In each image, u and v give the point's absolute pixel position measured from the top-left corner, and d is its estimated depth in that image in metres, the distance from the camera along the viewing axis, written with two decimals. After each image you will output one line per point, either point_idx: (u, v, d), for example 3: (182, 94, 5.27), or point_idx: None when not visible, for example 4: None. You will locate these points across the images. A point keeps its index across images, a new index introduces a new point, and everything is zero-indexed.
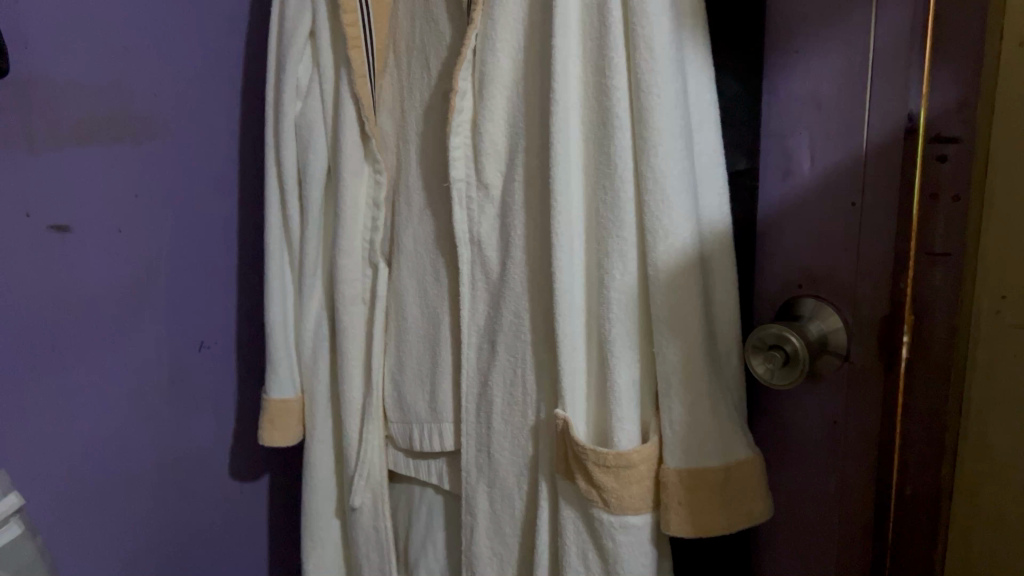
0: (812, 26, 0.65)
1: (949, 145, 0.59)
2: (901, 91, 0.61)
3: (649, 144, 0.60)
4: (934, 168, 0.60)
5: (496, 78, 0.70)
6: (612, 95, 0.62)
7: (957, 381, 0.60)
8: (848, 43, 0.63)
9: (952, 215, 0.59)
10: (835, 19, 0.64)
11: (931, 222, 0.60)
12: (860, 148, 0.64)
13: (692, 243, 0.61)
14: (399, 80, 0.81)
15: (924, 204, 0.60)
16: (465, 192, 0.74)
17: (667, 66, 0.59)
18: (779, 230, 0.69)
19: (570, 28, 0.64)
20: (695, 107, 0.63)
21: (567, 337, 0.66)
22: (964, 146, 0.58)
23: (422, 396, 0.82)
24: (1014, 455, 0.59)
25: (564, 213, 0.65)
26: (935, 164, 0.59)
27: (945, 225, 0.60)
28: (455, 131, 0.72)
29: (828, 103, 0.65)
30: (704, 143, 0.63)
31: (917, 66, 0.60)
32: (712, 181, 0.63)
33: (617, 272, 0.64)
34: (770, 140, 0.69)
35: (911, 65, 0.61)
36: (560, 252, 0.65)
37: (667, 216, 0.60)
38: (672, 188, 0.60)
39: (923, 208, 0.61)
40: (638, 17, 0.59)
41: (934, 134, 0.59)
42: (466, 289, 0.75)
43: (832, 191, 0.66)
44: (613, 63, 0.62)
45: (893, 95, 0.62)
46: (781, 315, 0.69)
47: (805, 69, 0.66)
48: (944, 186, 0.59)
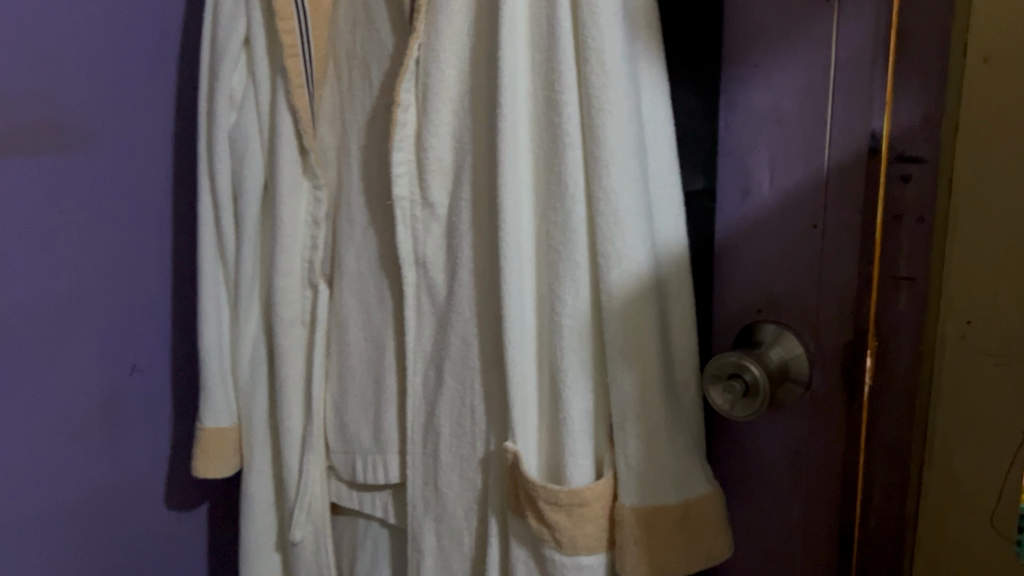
0: (771, 36, 0.61)
1: (913, 165, 0.57)
2: (864, 106, 0.58)
3: (600, 162, 0.57)
4: (898, 189, 0.58)
5: (440, 90, 0.66)
6: (562, 110, 0.59)
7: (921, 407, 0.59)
8: (809, 57, 0.60)
9: (916, 237, 0.57)
10: (794, 31, 0.60)
11: (894, 244, 0.59)
12: (822, 167, 0.60)
13: (647, 268, 0.58)
14: (339, 91, 0.77)
15: (887, 226, 0.59)
16: (409, 210, 0.69)
17: (619, 79, 0.56)
18: (737, 253, 0.65)
19: (517, 40, 0.60)
20: (650, 123, 0.59)
21: (516, 366, 0.62)
22: (929, 167, 0.56)
23: (366, 425, 0.77)
24: (979, 486, 0.56)
25: (513, 234, 0.61)
26: (899, 184, 0.58)
27: (909, 247, 0.58)
28: (398, 145, 0.68)
29: (787, 119, 0.61)
30: (659, 161, 0.60)
31: (882, 82, 0.57)
32: (669, 200, 0.60)
33: (569, 297, 0.60)
34: (729, 157, 0.64)
35: (874, 79, 0.57)
36: (509, 276, 0.62)
37: (621, 237, 0.57)
38: (627, 208, 0.57)
39: (886, 230, 0.59)
40: (588, 30, 0.56)
41: (897, 154, 0.57)
42: (411, 313, 0.71)
43: (793, 211, 0.62)
44: (563, 78, 0.58)
45: (856, 110, 0.58)
46: (740, 342, 0.65)
47: (763, 83, 0.62)
48: (908, 207, 0.57)
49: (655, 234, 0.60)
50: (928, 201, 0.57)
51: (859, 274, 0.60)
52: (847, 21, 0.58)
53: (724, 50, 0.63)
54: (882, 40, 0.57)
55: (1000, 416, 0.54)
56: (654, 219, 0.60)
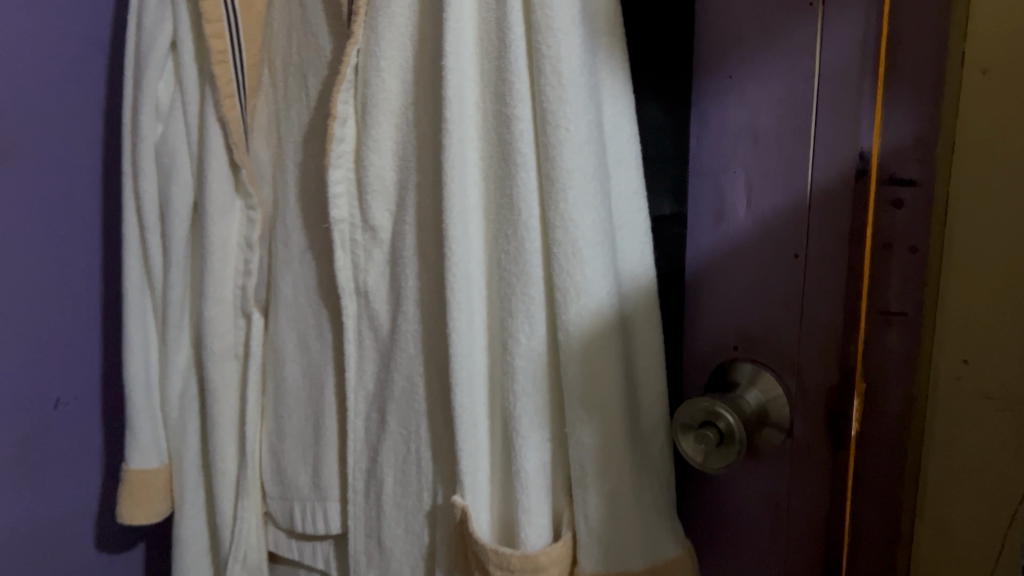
0: (747, 46, 0.54)
1: (905, 189, 0.51)
2: (851, 125, 0.51)
3: (558, 185, 0.50)
4: (888, 216, 0.52)
5: (381, 101, 0.59)
6: (515, 126, 0.52)
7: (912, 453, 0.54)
8: (790, 68, 0.53)
9: (908, 270, 0.52)
10: (774, 38, 0.53)
11: (884, 277, 0.53)
12: (804, 191, 0.53)
13: (609, 302, 0.52)
14: (275, 100, 0.70)
15: (875, 256, 0.53)
16: (348, 234, 0.62)
17: (580, 92, 0.50)
18: (710, 285, 0.58)
19: (465, 48, 0.54)
20: (612, 141, 0.53)
21: (465, 412, 0.55)
22: (922, 190, 0.50)
23: (304, 469, 0.70)
24: (976, 536, 0.52)
25: (462, 263, 0.55)
26: (889, 211, 0.51)
27: (900, 281, 0.52)
28: (336, 163, 0.61)
29: (765, 138, 0.54)
30: (623, 184, 0.53)
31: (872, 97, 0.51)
32: (633, 227, 0.54)
33: (523, 336, 0.53)
34: (701, 178, 0.57)
35: (862, 94, 0.51)
36: (457, 311, 0.55)
37: (581, 270, 0.51)
38: (589, 237, 0.51)
39: (875, 260, 0.53)
40: (542, 35, 0.50)
41: (888, 176, 0.51)
42: (351, 348, 0.63)
43: (771, 239, 0.55)
44: (516, 90, 0.52)
45: (842, 129, 0.52)
46: (713, 383, 0.58)
47: (739, 96, 0.55)
48: (900, 236, 0.52)
49: (619, 265, 0.54)
50: (922, 229, 0.51)
51: (846, 311, 0.54)
52: (833, 29, 0.51)
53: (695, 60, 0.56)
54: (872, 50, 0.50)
55: (996, 461, 0.51)
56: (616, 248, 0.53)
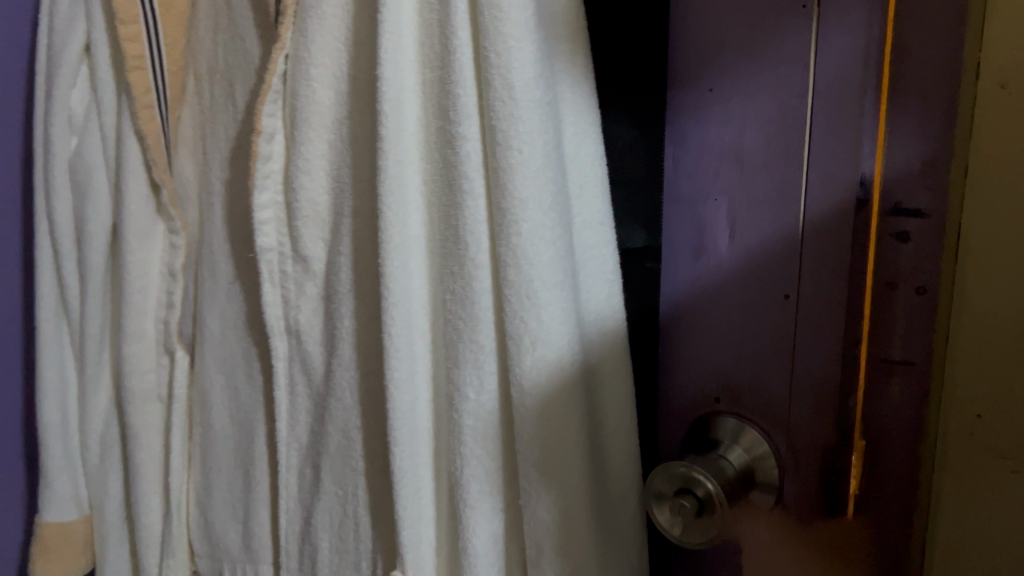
0: (731, 53, 0.46)
1: (912, 220, 0.43)
2: (851, 147, 0.44)
3: (509, 215, 0.43)
4: (891, 250, 0.44)
5: (311, 115, 0.51)
6: (460, 147, 0.45)
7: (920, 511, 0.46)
8: (779, 79, 0.45)
9: (914, 313, 0.44)
10: (761, 45, 0.45)
11: (886, 322, 0.45)
12: (796, 223, 0.46)
13: (572, 351, 0.44)
14: (201, 112, 0.62)
15: (875, 297, 0.45)
16: (277, 265, 0.54)
17: (535, 107, 0.42)
18: (687, 329, 0.50)
19: (405, 55, 0.46)
20: (573, 165, 0.46)
21: (406, 476, 0.48)
22: (931, 222, 0.43)
23: (235, 525, 0.63)
24: None
25: (401, 303, 0.47)
26: (892, 245, 0.44)
27: (905, 325, 0.44)
28: (261, 184, 0.53)
29: (751, 160, 0.47)
30: (587, 215, 0.46)
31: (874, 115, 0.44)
32: (598, 265, 0.46)
33: (471, 391, 0.46)
34: (678, 205, 0.49)
35: (864, 112, 0.43)
36: (395, 360, 0.47)
37: (537, 316, 0.43)
38: (547, 276, 0.43)
39: (876, 302, 0.45)
40: (491, 41, 0.42)
41: (892, 205, 0.44)
42: (281, 394, 0.56)
43: (758, 276, 0.48)
44: (462, 106, 0.44)
45: (841, 152, 0.44)
46: (692, 439, 0.51)
47: (720, 112, 0.47)
48: (905, 274, 0.44)
49: (581, 308, 0.46)
50: (933, 266, 0.43)
51: (844, 361, 0.46)
52: (831, 36, 0.44)
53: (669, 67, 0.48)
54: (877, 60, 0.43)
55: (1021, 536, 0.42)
56: (579, 288, 0.46)
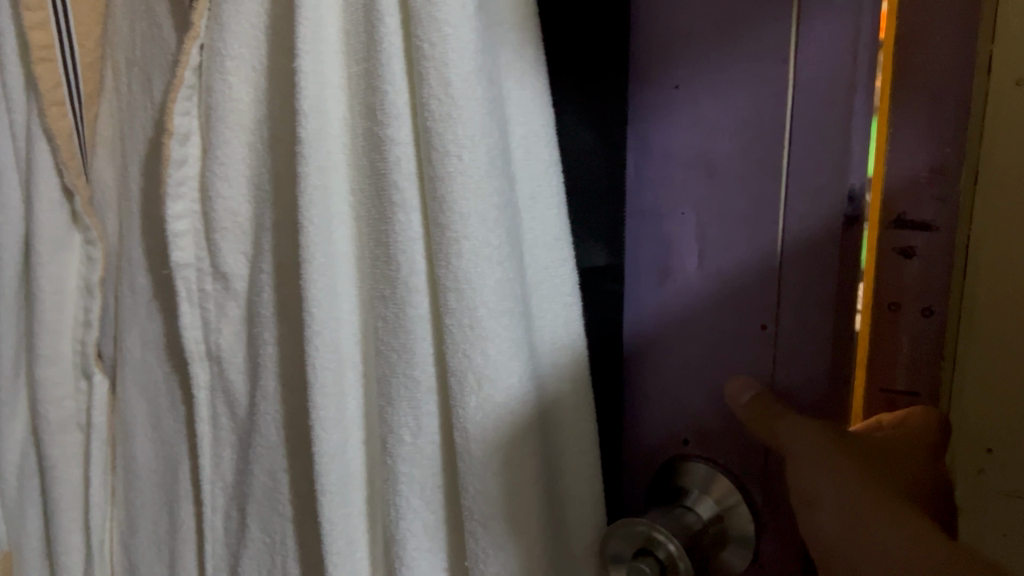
0: (701, 46, 0.39)
1: (917, 233, 0.42)
2: (839, 155, 0.37)
3: (449, 233, 0.36)
4: (895, 266, 0.42)
5: (227, 114, 0.44)
6: (389, 151, 0.37)
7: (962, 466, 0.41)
8: (755, 73, 0.38)
9: (919, 335, 0.43)
10: (734, 32, 0.38)
11: (890, 345, 0.43)
12: (775, 243, 0.39)
13: (520, 391, 0.37)
14: (117, 108, 0.55)
15: (879, 319, 0.43)
16: (196, 282, 0.48)
17: (476, 108, 0.35)
18: (652, 362, 0.44)
19: (327, 48, 0.39)
20: (522, 173, 0.39)
21: (336, 530, 0.42)
22: (940, 236, 0.41)
23: (161, 568, 0.57)
24: None
25: (327, 332, 0.40)
26: (897, 262, 0.42)
27: (910, 349, 0.43)
28: (175, 192, 0.46)
29: (722, 171, 0.39)
30: (540, 230, 0.39)
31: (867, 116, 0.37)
32: (550, 287, 0.40)
33: (406, 433, 0.39)
34: (640, 221, 0.42)
35: (854, 114, 0.36)
36: (320, 399, 0.41)
37: (482, 350, 0.36)
38: (493, 303, 0.36)
39: (876, 327, 0.43)
40: (424, 29, 0.35)
41: (896, 217, 0.41)
42: (203, 428, 0.50)
43: (733, 303, 0.41)
44: (390, 105, 0.37)
45: (826, 160, 0.37)
46: (657, 486, 0.44)
47: (689, 113, 0.40)
48: (910, 295, 0.43)
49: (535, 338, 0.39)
50: (936, 286, 0.42)
51: (831, 403, 0.40)
52: (818, 25, 0.36)
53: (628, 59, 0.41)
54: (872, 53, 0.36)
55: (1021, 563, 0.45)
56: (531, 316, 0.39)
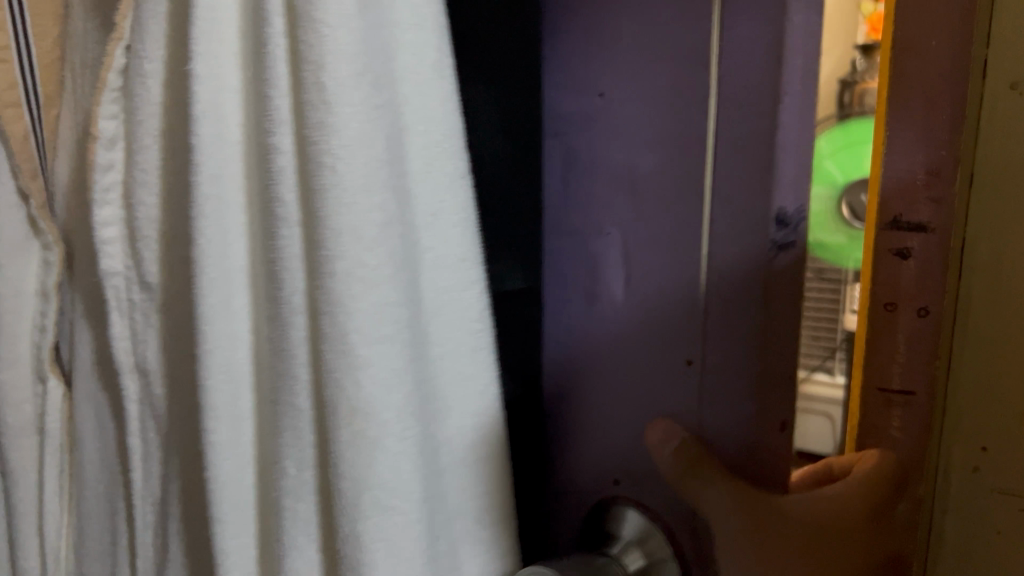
0: (629, 49, 0.35)
1: (912, 235, 0.45)
2: (762, 173, 0.33)
3: (323, 251, 0.33)
4: (893, 267, 0.46)
5: (145, 119, 0.43)
6: (275, 162, 0.35)
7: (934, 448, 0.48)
8: (676, 80, 0.34)
9: (915, 334, 0.46)
10: (657, 34, 0.34)
11: (885, 341, 0.47)
12: (698, 269, 0.35)
13: (403, 429, 0.33)
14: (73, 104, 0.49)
15: (876, 315, 0.47)
16: (124, 291, 0.46)
17: (356, 116, 0.32)
18: (582, 393, 0.40)
19: (224, 51, 0.37)
20: (421, 186, 0.35)
21: (231, 559, 0.39)
22: (934, 242, 0.45)
23: None
24: None
25: (219, 351, 0.38)
26: (895, 263, 0.46)
27: (906, 348, 0.47)
28: (102, 198, 0.44)
29: (648, 188, 0.36)
30: (441, 249, 0.35)
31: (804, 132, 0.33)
32: (451, 313, 0.36)
33: (291, 465, 0.36)
34: (569, 239, 0.38)
35: (781, 125, 0.32)
36: (211, 422, 0.38)
37: (355, 379, 0.32)
38: (371, 329, 0.32)
39: (875, 322, 0.47)
40: (306, 32, 0.32)
41: (893, 217, 0.45)
42: (132, 441, 0.48)
43: (661, 334, 0.37)
44: (274, 116, 0.34)
45: (748, 179, 0.33)
46: (589, 528, 0.40)
47: (612, 124, 0.36)
48: (906, 295, 0.46)
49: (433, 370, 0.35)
50: (933, 287, 0.45)
51: (755, 450, 0.36)
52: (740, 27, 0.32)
53: (552, 62, 0.38)
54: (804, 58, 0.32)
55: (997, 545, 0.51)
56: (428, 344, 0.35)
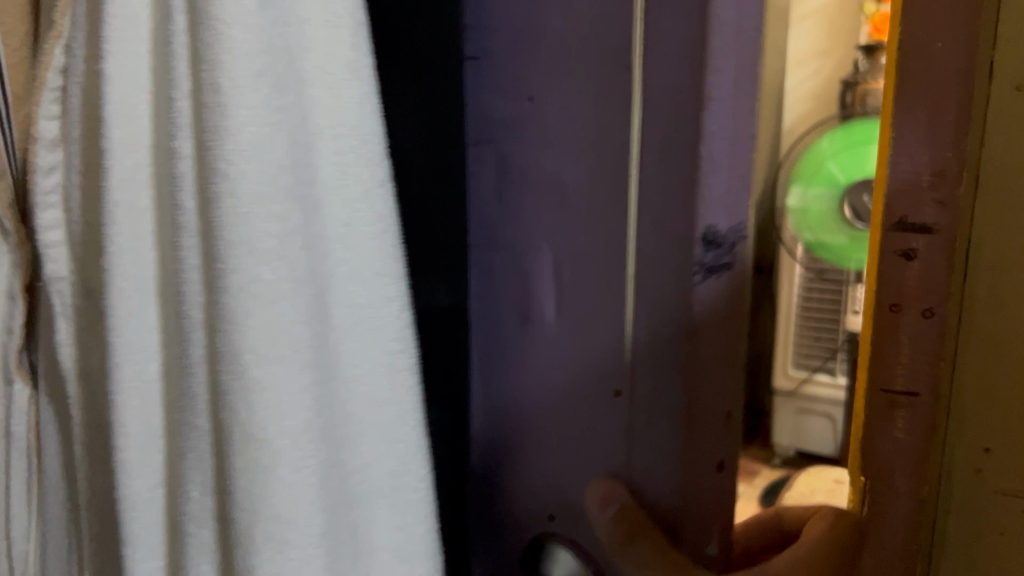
0: (551, 55, 0.36)
1: (918, 237, 0.37)
2: (687, 183, 0.32)
3: (217, 263, 0.30)
4: (894, 269, 0.38)
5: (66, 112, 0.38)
6: (176, 167, 0.33)
7: (932, 459, 0.38)
8: (602, 85, 0.34)
9: (920, 339, 0.37)
10: (583, 39, 0.35)
11: (889, 347, 0.38)
12: (626, 285, 0.36)
13: (303, 460, 0.31)
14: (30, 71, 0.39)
15: (877, 320, 0.38)
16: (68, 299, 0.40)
17: (253, 119, 0.30)
18: (517, 418, 0.40)
19: (136, 52, 0.35)
20: (331, 195, 0.32)
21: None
22: (939, 241, 0.36)
23: None
24: None
25: (130, 366, 0.36)
26: (896, 264, 0.37)
27: (908, 352, 0.38)
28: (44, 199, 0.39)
29: (575, 203, 0.36)
30: (354, 266, 0.32)
31: (734, 143, 0.32)
32: (365, 334, 0.32)
33: (194, 487, 0.34)
34: (502, 257, 0.39)
35: (706, 132, 0.31)
36: (122, 438, 0.37)
37: (248, 402, 0.30)
38: (263, 349, 0.30)
39: (876, 327, 0.39)
40: (202, 30, 0.30)
41: (897, 219, 0.37)
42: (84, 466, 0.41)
43: (590, 356, 0.37)
44: (177, 119, 0.33)
45: (673, 190, 0.33)
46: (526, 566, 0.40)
47: (543, 133, 0.37)
48: (908, 295, 0.37)
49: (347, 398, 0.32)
50: (937, 288, 0.37)
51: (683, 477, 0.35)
52: (667, 30, 0.32)
53: (478, 64, 0.37)
54: (726, 67, 0.31)
55: None
56: (338, 369, 0.32)
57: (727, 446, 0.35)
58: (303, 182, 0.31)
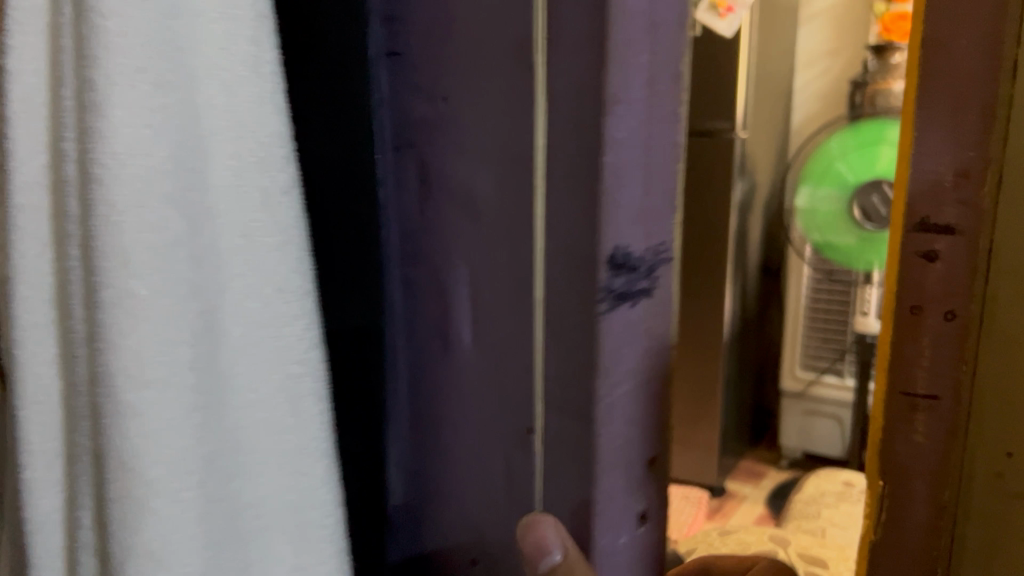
0: (462, 52, 0.33)
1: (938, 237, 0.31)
2: (586, 197, 0.29)
3: (93, 277, 0.28)
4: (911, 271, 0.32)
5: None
6: (64, 168, 0.30)
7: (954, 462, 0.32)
8: (510, 85, 0.31)
9: (942, 343, 0.32)
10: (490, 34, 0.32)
11: (908, 351, 0.33)
12: (534, 309, 0.32)
13: (182, 489, 0.29)
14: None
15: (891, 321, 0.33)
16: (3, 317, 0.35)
17: (130, 121, 0.27)
18: (443, 453, 0.38)
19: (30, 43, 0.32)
20: (226, 202, 0.29)
21: None
22: (963, 241, 0.31)
23: None
24: None
25: (34, 382, 0.34)
26: (914, 266, 0.32)
27: (930, 355, 0.32)
28: None
29: (488, 216, 0.33)
30: (251, 281, 0.30)
31: (644, 152, 0.30)
32: (262, 357, 0.30)
33: (84, 514, 0.32)
34: (423, 275, 0.37)
35: (606, 142, 0.29)
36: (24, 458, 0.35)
37: (122, 427, 0.28)
38: (139, 371, 0.28)
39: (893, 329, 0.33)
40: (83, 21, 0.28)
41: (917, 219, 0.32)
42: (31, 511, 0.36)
43: (505, 389, 0.35)
44: (64, 118, 0.30)
45: (572, 206, 0.30)
46: None
47: (456, 140, 0.34)
48: (931, 294, 0.32)
49: (238, 426, 0.30)
50: (960, 289, 0.31)
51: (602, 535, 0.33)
52: (563, 26, 0.29)
53: (400, 62, 0.35)
54: (637, 62, 0.29)
55: None
56: (229, 394, 0.29)
57: (648, 500, 0.34)
58: (193, 187, 0.28)
